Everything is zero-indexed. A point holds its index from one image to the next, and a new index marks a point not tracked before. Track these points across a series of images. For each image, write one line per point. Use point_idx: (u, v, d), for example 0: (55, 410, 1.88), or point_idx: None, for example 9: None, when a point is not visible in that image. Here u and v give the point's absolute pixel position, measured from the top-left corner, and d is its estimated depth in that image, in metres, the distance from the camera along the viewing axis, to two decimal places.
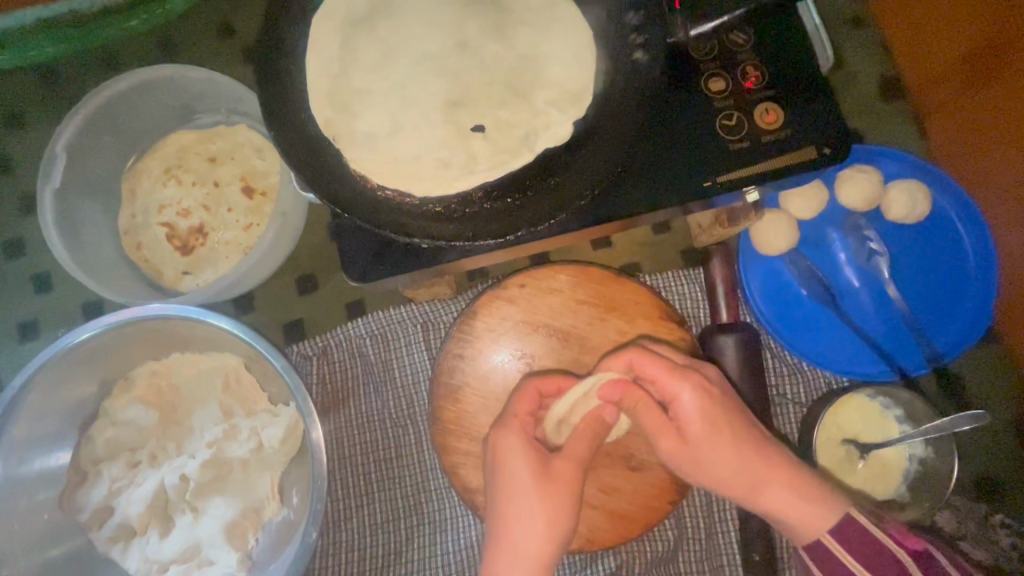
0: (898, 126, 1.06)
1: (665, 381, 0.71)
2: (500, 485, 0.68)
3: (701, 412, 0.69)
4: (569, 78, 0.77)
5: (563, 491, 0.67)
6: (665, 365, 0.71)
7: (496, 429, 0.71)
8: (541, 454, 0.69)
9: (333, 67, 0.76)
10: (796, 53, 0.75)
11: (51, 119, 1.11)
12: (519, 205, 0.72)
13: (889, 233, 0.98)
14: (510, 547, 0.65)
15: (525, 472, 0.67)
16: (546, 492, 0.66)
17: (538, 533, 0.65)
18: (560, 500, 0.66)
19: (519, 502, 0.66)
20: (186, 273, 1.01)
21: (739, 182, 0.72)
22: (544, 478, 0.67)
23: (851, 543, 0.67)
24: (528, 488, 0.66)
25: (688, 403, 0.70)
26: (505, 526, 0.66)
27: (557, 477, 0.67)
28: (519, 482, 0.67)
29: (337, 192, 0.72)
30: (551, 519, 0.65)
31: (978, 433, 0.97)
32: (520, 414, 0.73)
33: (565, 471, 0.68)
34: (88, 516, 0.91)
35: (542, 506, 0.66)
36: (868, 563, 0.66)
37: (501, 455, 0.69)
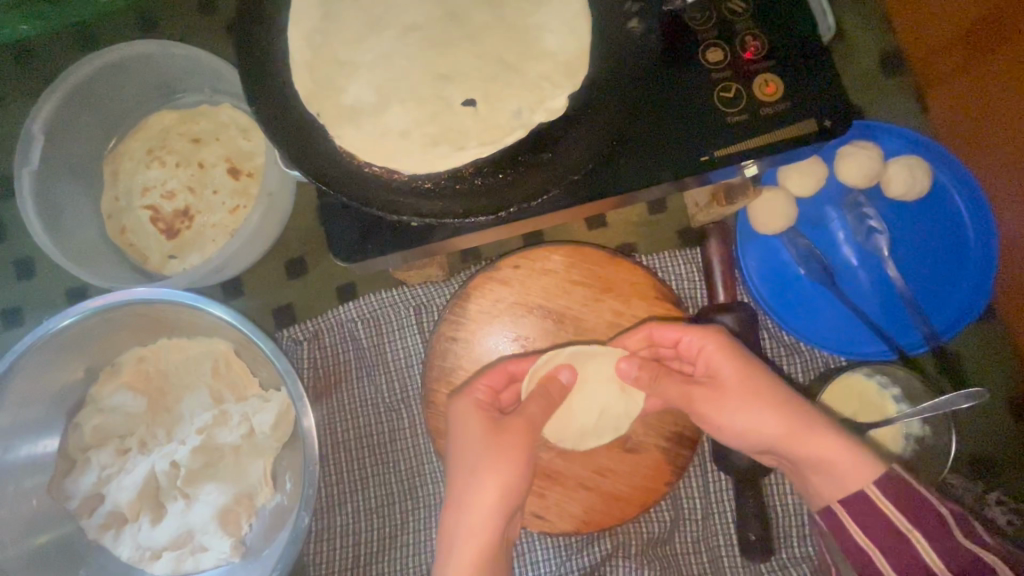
0: (898, 101, 1.04)
1: (686, 339, 0.76)
2: (454, 442, 0.71)
3: (728, 362, 0.72)
4: (563, 48, 0.74)
5: (509, 446, 0.68)
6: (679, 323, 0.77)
7: (453, 399, 0.75)
8: (491, 415, 0.72)
9: (317, 40, 0.73)
10: (797, 22, 0.72)
11: (27, 100, 1.07)
12: (511, 181, 0.70)
13: (890, 210, 0.96)
14: (463, 498, 0.67)
15: (475, 425, 0.70)
16: (494, 443, 0.69)
17: (483, 486, 0.67)
18: (506, 452, 0.68)
19: (466, 454, 0.69)
20: (172, 256, 0.99)
21: (738, 156, 0.70)
22: (492, 431, 0.69)
23: (896, 495, 0.62)
24: (475, 441, 0.69)
25: (713, 352, 0.73)
26: (457, 478, 0.68)
27: (506, 431, 0.70)
28: (469, 435, 0.70)
29: (323, 169, 0.69)
30: (497, 471, 0.67)
31: (976, 411, 0.97)
32: (485, 386, 0.76)
33: (514, 426, 0.70)
34: (78, 504, 0.89)
35: (487, 458, 0.68)
36: (914, 517, 0.60)
37: (456, 417, 0.73)
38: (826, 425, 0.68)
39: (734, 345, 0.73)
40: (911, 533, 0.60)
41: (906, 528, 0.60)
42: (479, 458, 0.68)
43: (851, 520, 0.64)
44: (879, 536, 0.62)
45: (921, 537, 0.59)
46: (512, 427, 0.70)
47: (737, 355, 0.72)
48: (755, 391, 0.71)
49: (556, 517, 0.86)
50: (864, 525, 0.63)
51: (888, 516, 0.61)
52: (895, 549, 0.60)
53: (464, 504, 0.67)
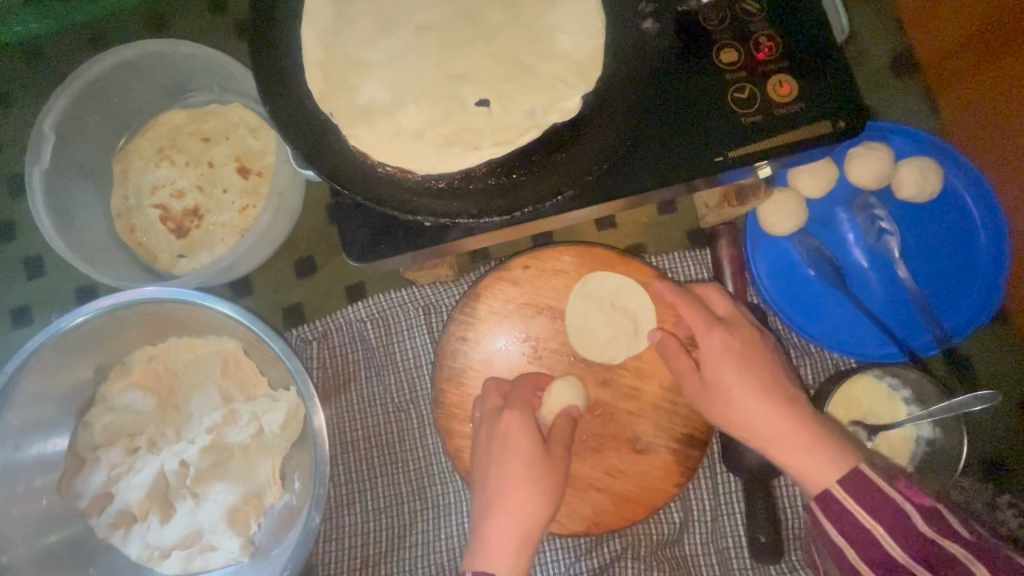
0: (909, 102, 1.04)
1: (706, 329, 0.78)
2: (505, 453, 0.72)
3: (729, 359, 0.74)
4: (577, 48, 0.74)
5: (558, 463, 0.72)
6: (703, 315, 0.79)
7: (504, 413, 0.75)
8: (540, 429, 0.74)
9: (330, 39, 0.73)
10: (811, 22, 0.72)
11: (38, 99, 1.07)
12: (524, 181, 0.70)
13: (901, 212, 0.96)
14: (518, 504, 0.69)
15: (527, 444, 0.72)
16: (545, 465, 0.72)
17: (539, 498, 0.69)
18: (556, 473, 0.72)
19: (529, 465, 0.71)
20: (181, 255, 0.99)
21: (752, 157, 0.70)
22: (543, 453, 0.72)
23: (859, 495, 0.63)
24: (529, 458, 0.71)
25: (714, 348, 0.76)
26: (516, 487, 0.70)
27: (554, 456, 0.73)
28: (528, 447, 0.72)
29: (336, 169, 0.69)
30: (550, 485, 0.70)
31: (986, 414, 0.96)
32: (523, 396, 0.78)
33: (559, 447, 0.74)
34: (88, 503, 0.89)
35: (548, 473, 0.71)
36: (875, 514, 0.62)
37: (511, 429, 0.73)
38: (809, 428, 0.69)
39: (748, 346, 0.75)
40: (874, 530, 0.62)
41: (870, 525, 0.62)
42: (535, 475, 0.70)
43: (823, 518, 0.66)
44: (846, 532, 0.64)
45: (884, 532, 0.62)
46: (557, 451, 0.73)
47: (741, 355, 0.74)
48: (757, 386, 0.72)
49: (566, 518, 0.86)
50: (835, 521, 0.64)
51: (855, 514, 0.63)
52: (862, 545, 0.63)
53: (519, 511, 0.69)
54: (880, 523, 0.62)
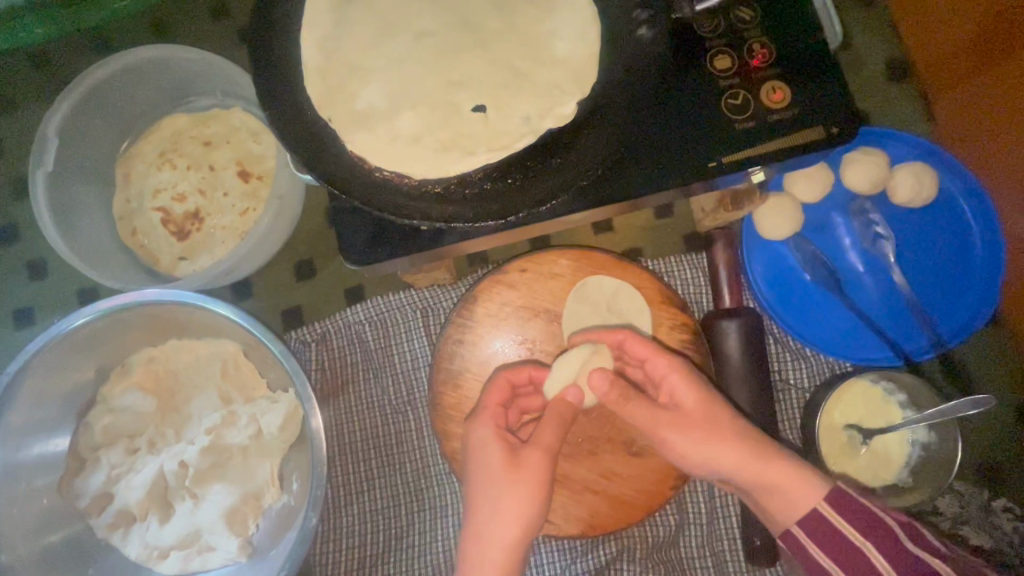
0: (905, 107, 1.04)
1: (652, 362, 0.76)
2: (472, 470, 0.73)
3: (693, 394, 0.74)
4: (573, 54, 0.75)
5: (527, 477, 0.70)
6: (652, 346, 0.76)
7: (471, 425, 0.75)
8: (509, 444, 0.73)
9: (329, 46, 0.75)
10: (803, 29, 0.73)
11: (42, 103, 1.09)
12: (520, 186, 0.71)
13: (896, 217, 0.97)
14: (481, 528, 0.69)
15: (493, 460, 0.72)
16: (516, 479, 0.70)
17: (504, 517, 0.69)
18: (526, 487, 0.70)
19: (490, 483, 0.71)
20: (182, 258, 1.00)
21: (746, 162, 0.70)
22: (510, 466, 0.70)
23: (848, 511, 0.67)
24: (497, 473, 0.71)
25: (676, 381, 0.74)
26: (478, 507, 0.71)
27: (524, 466, 0.70)
28: (488, 464, 0.72)
29: (334, 173, 0.70)
30: (518, 504, 0.69)
31: (982, 418, 0.97)
32: (491, 405, 0.77)
33: (531, 459, 0.71)
34: (88, 503, 0.90)
35: (512, 491, 0.70)
36: (864, 530, 0.65)
37: (475, 445, 0.74)
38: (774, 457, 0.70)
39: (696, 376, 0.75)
40: (864, 547, 0.65)
41: (861, 544, 0.65)
42: (498, 490, 0.70)
43: (808, 543, 0.68)
44: (834, 552, 0.66)
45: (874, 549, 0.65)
46: (531, 461, 0.71)
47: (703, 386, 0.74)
48: (716, 421, 0.72)
49: (562, 521, 0.86)
50: (822, 542, 0.67)
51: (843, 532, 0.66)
52: (854, 567, 0.65)
53: (481, 534, 0.69)
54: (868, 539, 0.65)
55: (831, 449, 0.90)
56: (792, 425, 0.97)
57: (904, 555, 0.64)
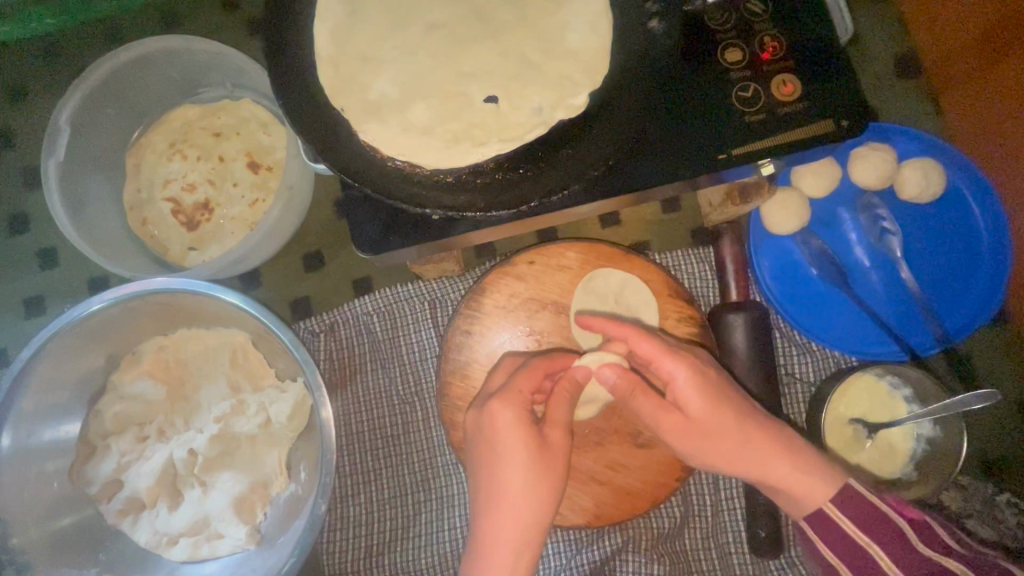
0: (912, 103, 1.04)
1: (662, 365, 0.73)
2: (495, 455, 0.72)
3: (701, 397, 0.72)
4: (585, 46, 0.75)
5: (554, 459, 0.72)
6: (661, 347, 0.73)
7: (495, 406, 0.72)
8: (534, 428, 0.72)
9: (342, 36, 0.75)
10: (815, 22, 0.73)
11: (53, 93, 1.09)
12: (531, 176, 0.71)
13: (903, 212, 0.97)
14: (517, 512, 0.70)
15: (520, 444, 0.71)
16: (544, 461, 0.72)
17: (537, 499, 0.70)
18: (552, 469, 0.72)
19: (520, 468, 0.70)
20: (192, 248, 1.00)
21: (755, 155, 0.71)
22: (537, 447, 0.72)
23: (852, 508, 0.66)
24: (526, 455, 0.71)
25: (684, 385, 0.72)
26: (510, 492, 0.70)
27: (549, 447, 0.72)
28: (516, 450, 0.71)
29: (347, 163, 0.71)
30: (546, 485, 0.71)
31: (987, 413, 0.97)
32: (523, 392, 0.74)
33: (556, 438, 0.73)
34: (98, 489, 0.91)
35: (541, 473, 0.71)
36: (865, 527, 0.66)
37: (500, 429, 0.72)
38: (778, 450, 0.71)
39: (707, 375, 0.73)
40: (865, 543, 0.65)
41: (864, 543, 0.65)
42: (530, 470, 0.71)
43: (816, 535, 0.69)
44: (842, 547, 0.67)
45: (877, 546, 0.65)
46: (555, 440, 0.73)
47: (709, 391, 0.72)
48: (720, 419, 0.72)
49: (567, 511, 0.87)
50: (827, 536, 0.68)
51: (846, 528, 0.66)
52: (860, 565, 0.66)
53: (519, 516, 0.70)
54: (872, 537, 0.65)
55: (835, 442, 0.91)
56: (797, 418, 0.98)
57: (910, 552, 0.64)
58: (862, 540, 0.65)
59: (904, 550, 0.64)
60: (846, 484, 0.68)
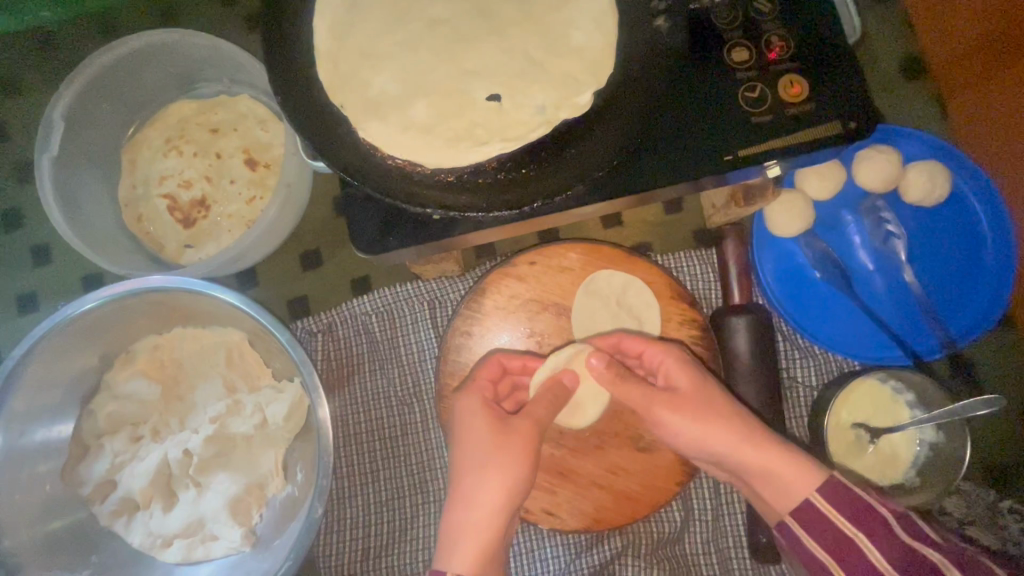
0: (918, 105, 1.03)
1: (648, 351, 0.77)
2: (457, 438, 0.74)
3: (685, 373, 0.75)
4: (590, 44, 0.74)
5: (515, 444, 0.71)
6: (644, 338, 0.78)
7: (460, 394, 0.77)
8: (497, 414, 0.74)
9: (343, 32, 0.74)
10: (823, 23, 0.72)
11: (47, 87, 1.08)
12: (533, 176, 0.70)
13: (907, 215, 0.96)
14: (470, 496, 0.70)
15: (480, 426, 0.73)
16: (504, 444, 0.71)
17: (491, 483, 0.70)
18: (510, 453, 0.71)
19: (475, 451, 0.71)
20: (188, 246, 0.99)
21: (761, 156, 0.70)
22: (498, 431, 0.72)
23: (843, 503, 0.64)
24: (485, 438, 0.72)
25: (670, 366, 0.76)
26: (464, 475, 0.71)
27: (511, 432, 0.72)
28: (475, 433, 0.73)
29: (347, 160, 0.69)
30: (504, 470, 0.70)
31: (990, 418, 0.96)
32: (484, 381, 0.78)
33: (521, 426, 0.73)
34: (91, 490, 0.90)
35: (497, 455, 0.71)
36: (856, 520, 0.64)
37: (462, 414, 0.75)
38: (763, 442, 0.70)
39: (689, 360, 0.76)
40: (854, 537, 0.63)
41: (853, 534, 0.63)
42: (488, 453, 0.71)
43: (799, 530, 0.66)
44: (828, 538, 0.64)
45: (865, 540, 0.63)
46: (518, 429, 0.72)
47: (691, 369, 0.75)
48: (706, 401, 0.73)
49: (567, 514, 0.86)
50: (815, 526, 0.65)
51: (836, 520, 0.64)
52: (847, 560, 0.63)
53: (470, 500, 0.70)
54: (861, 529, 0.63)
55: (838, 447, 0.90)
56: (800, 422, 0.97)
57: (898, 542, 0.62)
58: (853, 534, 0.63)
59: (890, 541, 0.62)
60: (830, 477, 0.66)
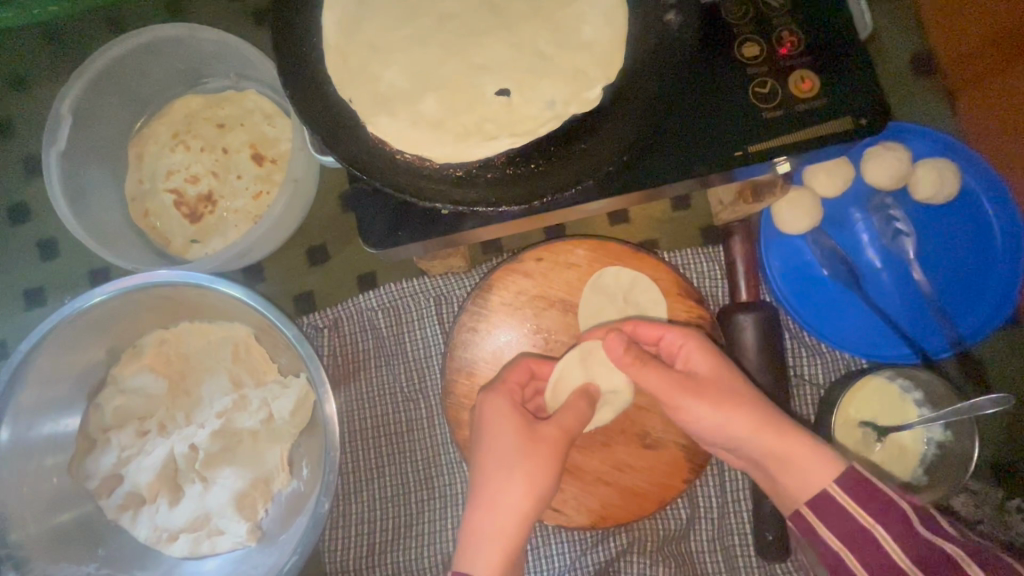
0: (928, 103, 1.03)
1: (668, 337, 0.77)
2: (483, 441, 0.73)
3: (709, 358, 0.74)
4: (599, 38, 0.73)
5: (542, 452, 0.71)
6: (660, 324, 0.78)
7: (486, 396, 0.75)
8: (524, 417, 0.73)
9: (352, 25, 0.73)
10: (834, 19, 0.72)
11: (54, 80, 1.08)
12: (542, 171, 0.70)
13: (916, 213, 0.96)
14: (494, 499, 0.69)
15: (508, 430, 0.72)
16: (533, 451, 0.71)
17: (518, 489, 0.69)
18: (539, 460, 0.70)
19: (503, 456, 0.70)
20: (195, 241, 0.99)
21: (772, 151, 0.69)
22: (526, 437, 0.71)
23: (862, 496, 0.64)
24: (514, 442, 0.71)
25: (692, 351, 0.75)
26: (490, 479, 0.70)
27: (540, 439, 0.72)
28: (502, 436, 0.72)
29: (355, 155, 0.69)
30: (530, 476, 0.70)
31: (998, 417, 0.96)
32: (510, 381, 0.78)
33: (548, 434, 0.72)
34: (98, 483, 0.90)
35: (524, 461, 0.70)
36: (877, 515, 0.63)
37: (487, 417, 0.74)
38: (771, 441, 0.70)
39: (713, 345, 0.75)
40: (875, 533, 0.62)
41: (870, 526, 0.63)
42: (517, 458, 0.70)
43: (816, 520, 0.66)
44: (848, 538, 0.63)
45: (886, 534, 0.62)
46: (547, 437, 0.72)
47: (713, 353, 0.74)
48: (729, 386, 0.72)
49: (573, 511, 0.86)
50: (833, 526, 0.64)
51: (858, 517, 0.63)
52: (863, 550, 0.63)
53: (495, 503, 0.69)
54: (879, 521, 0.62)
55: (845, 446, 0.90)
56: (807, 420, 0.96)
57: (916, 536, 0.61)
58: (876, 532, 0.62)
59: (908, 534, 0.62)
60: (849, 467, 0.66)
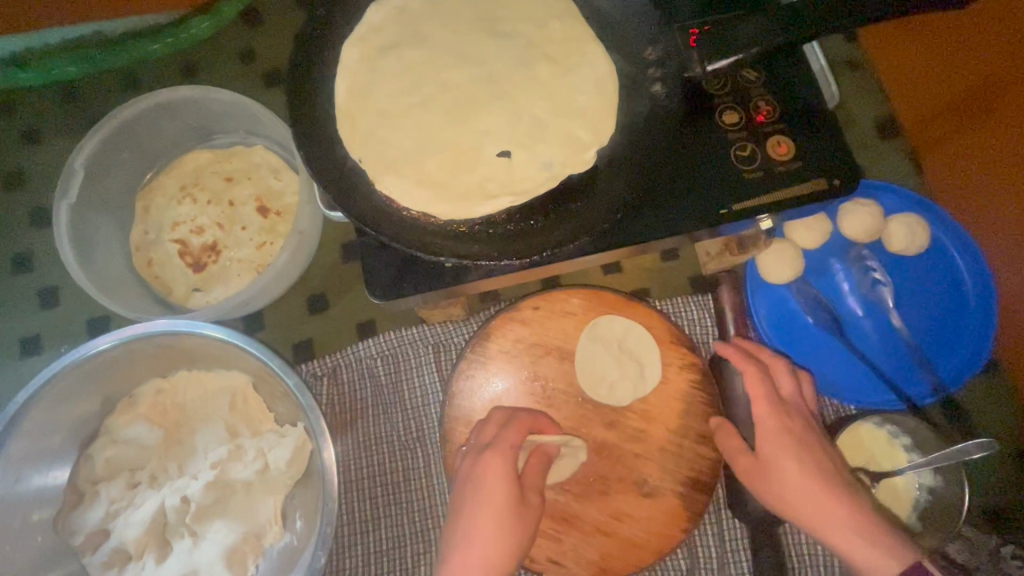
0: (895, 162, 1.11)
1: (761, 411, 0.80)
2: (476, 498, 0.72)
3: (785, 446, 0.76)
4: (591, 106, 0.80)
5: (526, 514, 0.72)
6: (766, 391, 0.81)
7: (486, 452, 0.74)
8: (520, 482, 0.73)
9: (362, 93, 0.79)
10: (803, 91, 0.78)
11: (67, 135, 1.12)
12: (540, 227, 0.74)
13: (892, 264, 1.01)
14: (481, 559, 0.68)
15: (503, 491, 0.72)
16: (506, 526, 0.70)
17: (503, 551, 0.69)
18: (523, 525, 0.71)
19: (502, 520, 0.70)
20: (196, 289, 1.01)
21: (753, 210, 0.74)
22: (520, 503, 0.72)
23: None
24: (502, 514, 0.70)
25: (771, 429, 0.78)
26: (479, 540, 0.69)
27: (529, 505, 0.73)
28: (496, 495, 0.71)
29: (362, 211, 0.73)
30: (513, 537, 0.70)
31: (984, 462, 0.99)
32: (511, 444, 0.75)
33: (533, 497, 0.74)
34: (83, 539, 0.87)
35: (513, 525, 0.70)
36: None
37: (487, 474, 0.73)
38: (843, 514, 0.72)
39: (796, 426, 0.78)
40: None
41: None
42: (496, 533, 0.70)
43: None
44: None
45: None
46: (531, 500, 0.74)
47: (796, 442, 0.77)
48: (808, 473, 0.75)
49: (573, 562, 0.85)
50: None
51: None
52: None
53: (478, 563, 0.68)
54: None
55: None
56: None
57: None
58: None
59: None
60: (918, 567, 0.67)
